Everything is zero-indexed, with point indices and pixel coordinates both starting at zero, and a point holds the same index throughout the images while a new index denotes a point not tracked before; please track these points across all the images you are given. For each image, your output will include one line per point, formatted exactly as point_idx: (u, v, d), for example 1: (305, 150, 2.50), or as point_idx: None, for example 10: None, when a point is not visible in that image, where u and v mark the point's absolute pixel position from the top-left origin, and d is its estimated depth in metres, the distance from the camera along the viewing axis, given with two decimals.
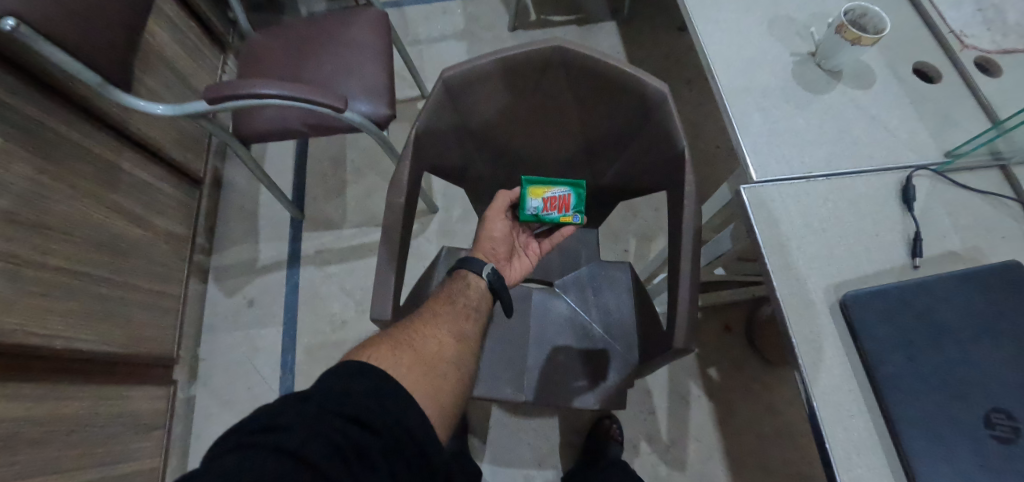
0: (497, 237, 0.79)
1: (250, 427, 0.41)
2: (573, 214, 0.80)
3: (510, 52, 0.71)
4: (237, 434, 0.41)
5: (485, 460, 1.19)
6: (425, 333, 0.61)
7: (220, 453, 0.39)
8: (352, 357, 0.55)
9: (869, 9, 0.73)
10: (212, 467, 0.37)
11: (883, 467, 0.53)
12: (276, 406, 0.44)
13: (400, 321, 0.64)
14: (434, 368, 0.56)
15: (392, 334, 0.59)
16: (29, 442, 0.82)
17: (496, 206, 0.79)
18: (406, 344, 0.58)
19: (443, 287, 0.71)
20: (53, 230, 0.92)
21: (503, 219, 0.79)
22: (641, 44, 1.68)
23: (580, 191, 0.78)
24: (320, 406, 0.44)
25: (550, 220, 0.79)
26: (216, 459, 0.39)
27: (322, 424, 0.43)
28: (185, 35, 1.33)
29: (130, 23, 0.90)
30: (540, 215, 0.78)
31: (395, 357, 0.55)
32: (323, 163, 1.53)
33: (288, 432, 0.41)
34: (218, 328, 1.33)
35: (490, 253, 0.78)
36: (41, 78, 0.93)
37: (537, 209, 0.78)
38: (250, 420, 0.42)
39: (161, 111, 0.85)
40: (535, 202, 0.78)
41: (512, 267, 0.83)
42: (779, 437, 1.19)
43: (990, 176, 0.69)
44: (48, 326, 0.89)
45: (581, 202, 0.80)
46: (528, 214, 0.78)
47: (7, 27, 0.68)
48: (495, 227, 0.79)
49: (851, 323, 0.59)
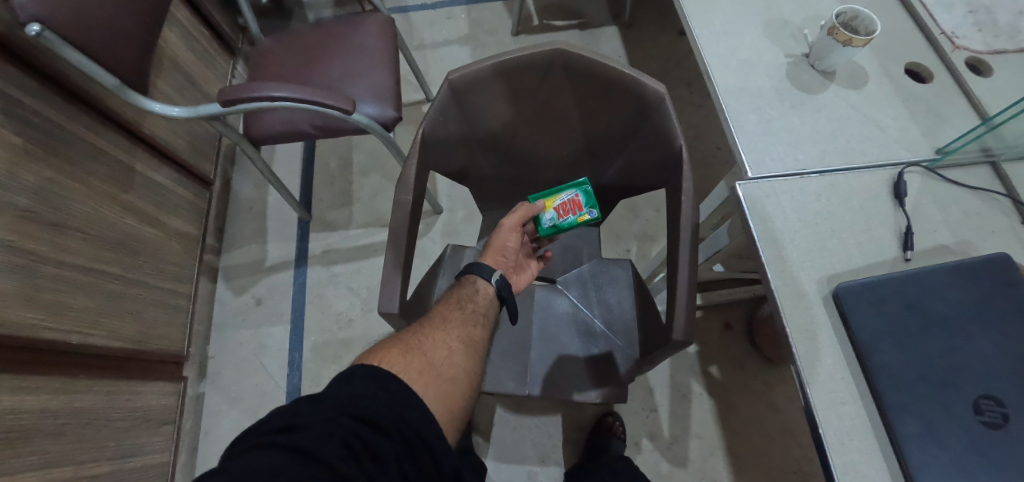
0: (509, 249, 0.80)
1: (268, 427, 0.44)
2: (588, 211, 0.81)
3: (513, 55, 0.73)
4: (254, 434, 0.43)
5: (489, 457, 1.21)
6: (435, 337, 0.63)
7: (241, 452, 0.42)
8: (366, 359, 0.57)
9: (860, 12, 0.76)
10: (230, 465, 0.39)
11: (875, 452, 0.55)
12: (290, 408, 0.46)
13: (411, 324, 0.65)
14: (442, 372, 0.58)
15: (402, 339, 0.61)
16: (44, 434, 0.85)
17: (512, 220, 0.80)
18: (416, 349, 0.59)
19: (451, 292, 0.72)
20: (70, 229, 0.95)
21: (517, 233, 0.80)
22: (641, 48, 1.71)
23: (584, 188, 0.81)
24: (333, 409, 0.46)
25: (568, 226, 0.82)
26: (235, 459, 0.41)
27: (335, 425, 0.45)
28: (196, 41, 1.37)
29: (146, 28, 0.93)
30: (556, 223, 0.82)
31: (405, 361, 0.57)
32: (330, 165, 1.56)
33: (304, 432, 0.43)
34: (227, 327, 1.36)
35: (504, 265, 0.79)
36: (60, 82, 0.96)
37: (552, 220, 0.82)
38: (268, 421, 0.45)
39: (177, 113, 0.88)
40: (546, 214, 0.83)
41: (520, 276, 0.83)
42: (779, 434, 1.20)
43: (980, 172, 0.71)
44: (65, 322, 0.92)
45: (591, 199, 0.82)
46: (545, 227, 0.83)
47: (32, 32, 0.71)
48: (508, 239, 0.79)
49: (843, 312, 0.61)
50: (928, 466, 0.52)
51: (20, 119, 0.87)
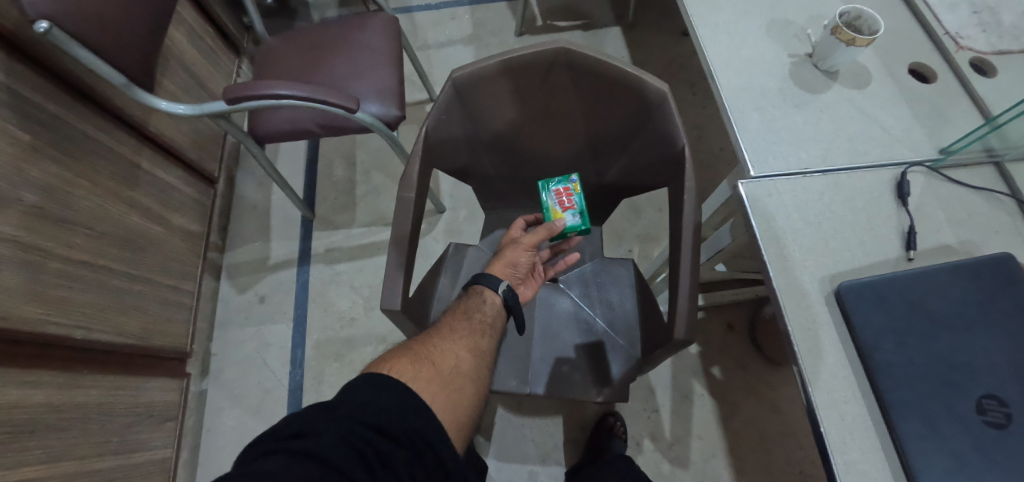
0: (520, 265, 0.78)
1: (281, 434, 0.44)
2: (570, 181, 0.86)
3: (518, 53, 0.73)
4: (267, 441, 0.44)
5: (491, 456, 1.21)
6: (444, 347, 0.63)
7: (254, 458, 0.42)
8: (375, 369, 0.57)
9: (863, 11, 0.76)
10: (246, 470, 0.40)
11: (877, 452, 0.55)
12: (303, 414, 0.46)
13: (420, 334, 0.66)
14: (451, 381, 0.58)
15: (411, 348, 0.61)
16: (49, 428, 0.85)
17: (530, 239, 0.78)
18: (425, 358, 0.60)
19: (459, 303, 0.72)
20: (76, 225, 0.96)
21: (530, 252, 0.78)
22: (644, 49, 1.72)
23: (546, 183, 0.86)
24: (345, 415, 0.47)
25: (583, 202, 0.85)
26: (249, 464, 0.41)
27: (349, 432, 0.45)
28: (202, 40, 1.38)
29: (153, 28, 0.94)
30: (579, 210, 0.84)
31: (415, 370, 0.57)
32: (334, 164, 1.57)
33: (317, 438, 0.43)
34: (230, 324, 1.37)
35: (511, 277, 0.77)
36: (66, 79, 0.97)
37: (576, 216, 0.84)
38: (281, 427, 0.45)
39: (183, 111, 0.89)
40: (569, 218, 0.84)
41: (526, 288, 0.82)
42: (781, 436, 1.20)
43: (984, 173, 0.71)
44: (69, 316, 0.92)
45: (555, 180, 0.86)
46: (573, 226, 0.84)
47: (41, 30, 0.72)
48: (520, 256, 0.77)
49: (845, 312, 0.61)
50: (929, 464, 0.52)
51: (29, 117, 0.88)
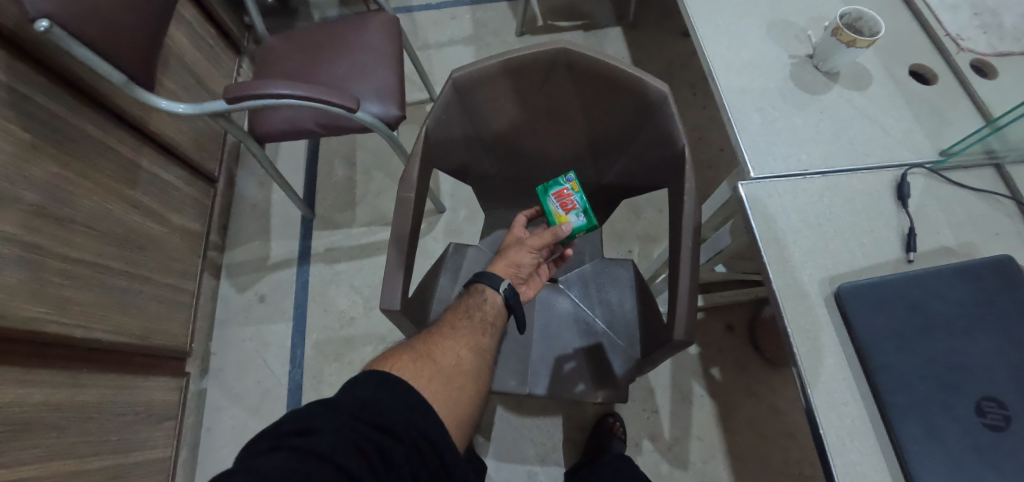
0: (524, 265, 0.78)
1: (283, 430, 0.44)
2: (566, 181, 0.84)
3: (518, 53, 0.73)
4: (269, 437, 0.44)
5: (491, 456, 1.21)
6: (444, 345, 0.63)
7: (256, 455, 0.42)
8: (376, 367, 0.57)
9: (863, 13, 0.76)
10: (248, 467, 0.40)
11: (876, 453, 0.55)
12: (305, 411, 0.46)
13: (421, 333, 0.65)
14: (452, 379, 0.58)
15: (412, 346, 0.61)
16: (48, 427, 0.85)
17: (536, 240, 0.78)
18: (426, 356, 0.59)
19: (460, 301, 0.72)
20: (76, 223, 0.96)
21: (533, 253, 0.78)
22: (645, 49, 1.71)
23: (543, 189, 0.85)
24: (346, 413, 0.47)
25: (584, 199, 0.84)
26: (251, 460, 0.41)
27: (349, 429, 0.45)
28: (202, 39, 1.38)
29: (153, 27, 0.93)
30: (582, 208, 0.83)
31: (416, 368, 0.57)
32: (334, 163, 1.57)
33: (318, 436, 0.43)
34: (229, 324, 1.37)
35: (514, 277, 0.77)
36: (66, 78, 0.97)
37: (580, 215, 0.83)
38: (282, 424, 0.45)
39: (183, 110, 0.89)
40: (574, 219, 0.83)
41: (529, 287, 0.82)
42: (780, 437, 1.20)
43: (984, 174, 0.71)
44: (68, 315, 0.92)
45: (551, 184, 0.86)
46: (578, 226, 0.82)
47: (41, 28, 0.71)
48: (524, 257, 0.77)
49: (845, 313, 0.60)
50: (928, 466, 0.52)
51: (30, 116, 0.88)
